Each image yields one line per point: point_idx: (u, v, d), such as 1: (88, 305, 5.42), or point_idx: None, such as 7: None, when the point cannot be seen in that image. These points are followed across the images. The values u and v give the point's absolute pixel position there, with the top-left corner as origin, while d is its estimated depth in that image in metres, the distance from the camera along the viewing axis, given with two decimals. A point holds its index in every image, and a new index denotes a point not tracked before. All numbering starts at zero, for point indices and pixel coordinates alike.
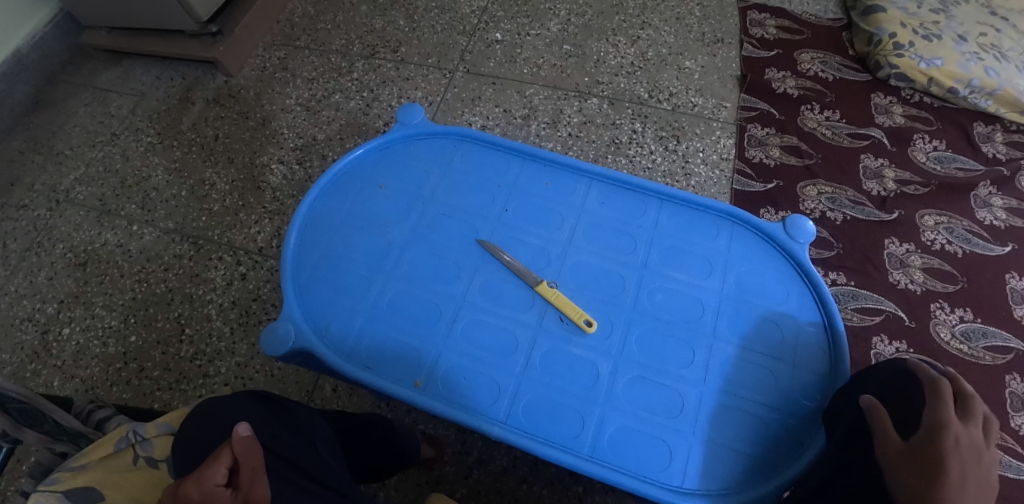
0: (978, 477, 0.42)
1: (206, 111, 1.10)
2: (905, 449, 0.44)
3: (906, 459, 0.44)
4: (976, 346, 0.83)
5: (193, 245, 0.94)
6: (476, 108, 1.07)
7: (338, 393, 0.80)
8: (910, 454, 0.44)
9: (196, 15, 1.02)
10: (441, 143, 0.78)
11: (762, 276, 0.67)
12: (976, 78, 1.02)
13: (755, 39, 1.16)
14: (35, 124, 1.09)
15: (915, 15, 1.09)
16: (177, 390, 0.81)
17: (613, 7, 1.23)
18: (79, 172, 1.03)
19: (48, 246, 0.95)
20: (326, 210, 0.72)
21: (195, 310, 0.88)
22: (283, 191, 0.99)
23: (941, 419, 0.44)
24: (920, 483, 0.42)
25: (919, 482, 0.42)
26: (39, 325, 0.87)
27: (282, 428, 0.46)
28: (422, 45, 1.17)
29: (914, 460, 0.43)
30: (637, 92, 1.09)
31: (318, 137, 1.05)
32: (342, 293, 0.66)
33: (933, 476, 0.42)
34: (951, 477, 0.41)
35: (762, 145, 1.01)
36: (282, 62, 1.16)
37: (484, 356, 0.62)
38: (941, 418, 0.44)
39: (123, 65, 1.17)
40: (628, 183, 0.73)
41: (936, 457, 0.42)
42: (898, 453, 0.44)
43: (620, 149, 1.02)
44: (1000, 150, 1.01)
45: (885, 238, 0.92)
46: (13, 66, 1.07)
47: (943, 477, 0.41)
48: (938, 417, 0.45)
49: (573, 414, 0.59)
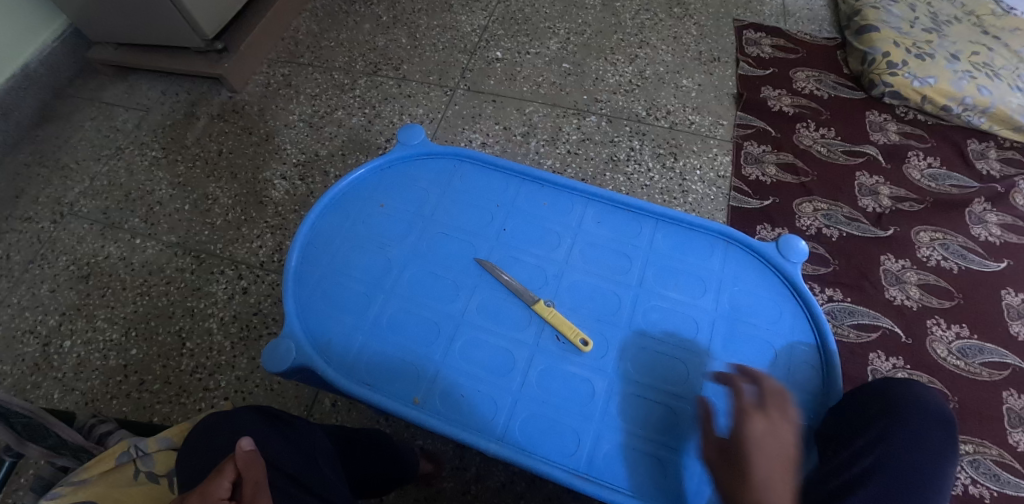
0: (783, 470, 0.47)
1: (210, 126, 1.11)
2: (716, 449, 0.52)
3: (720, 459, 0.51)
4: (973, 363, 0.84)
5: (196, 259, 0.95)
6: (476, 125, 1.09)
7: (337, 408, 0.80)
8: (721, 454, 0.51)
9: (201, 32, 1.04)
10: (441, 163, 0.79)
11: (755, 295, 0.68)
12: (969, 96, 1.04)
13: (751, 58, 1.18)
14: (42, 137, 1.11)
15: (908, 34, 1.11)
16: (177, 403, 0.82)
17: (612, 26, 1.25)
18: (84, 185, 1.05)
19: (52, 258, 0.96)
20: (328, 228, 0.73)
21: (197, 324, 0.89)
22: (285, 206, 1.00)
23: (750, 419, 0.51)
24: (724, 480, 0.49)
25: (724, 476, 0.49)
26: (41, 337, 0.88)
27: (281, 441, 0.47)
28: (424, 63, 1.19)
29: (723, 458, 0.50)
30: (635, 110, 1.11)
31: (320, 153, 1.07)
32: (343, 311, 0.67)
33: (732, 471, 0.49)
34: (744, 468, 0.48)
35: (759, 162, 1.03)
36: (286, 78, 1.18)
37: (482, 374, 0.63)
38: (750, 418, 0.51)
39: (129, 80, 1.19)
40: (624, 203, 0.74)
41: (736, 450, 0.49)
42: (714, 454, 0.52)
43: (619, 166, 1.03)
44: (994, 167, 1.02)
45: (881, 254, 0.93)
46: (22, 80, 1.09)
47: (739, 468, 0.48)
48: (751, 419, 0.51)
49: (568, 431, 0.59)
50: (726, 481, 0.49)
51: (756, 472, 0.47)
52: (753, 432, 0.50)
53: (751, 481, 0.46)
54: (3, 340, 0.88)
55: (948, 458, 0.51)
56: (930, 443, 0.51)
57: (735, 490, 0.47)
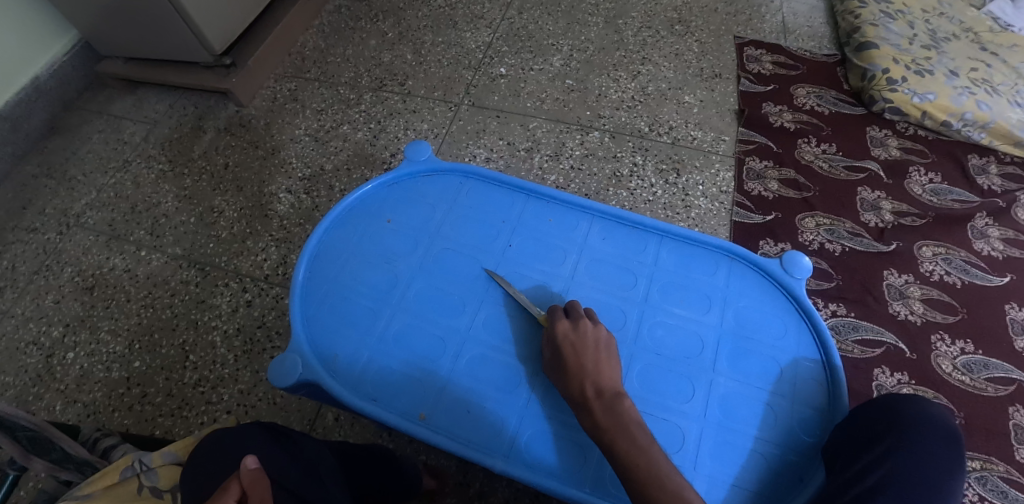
0: (601, 355, 0.58)
1: (217, 139, 1.12)
2: (548, 359, 0.61)
3: (551, 366, 0.60)
4: (978, 378, 0.84)
5: (200, 272, 0.96)
6: (481, 140, 1.10)
7: (340, 422, 0.80)
8: (551, 362, 0.60)
9: (211, 47, 1.06)
10: (447, 179, 0.80)
11: (760, 311, 0.68)
12: (969, 112, 1.05)
13: (752, 74, 1.19)
14: (50, 149, 1.12)
15: (907, 51, 1.12)
16: (179, 416, 0.82)
17: (614, 43, 1.26)
18: (91, 197, 1.05)
19: (57, 270, 0.97)
20: (336, 243, 0.73)
21: (200, 337, 0.89)
22: (289, 220, 1.01)
23: (559, 325, 0.61)
24: (559, 383, 0.58)
25: (557, 377, 0.59)
26: (44, 349, 0.88)
27: (287, 457, 0.47)
28: (429, 79, 1.20)
29: (553, 364, 0.60)
30: (638, 125, 1.12)
31: (325, 167, 1.08)
32: (350, 326, 0.67)
33: (561, 372, 0.58)
34: (569, 367, 0.57)
35: (761, 178, 1.03)
36: (292, 93, 1.19)
37: (487, 389, 0.63)
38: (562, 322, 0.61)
39: (138, 94, 1.20)
40: (629, 220, 0.75)
41: (559, 354, 0.59)
42: (547, 364, 0.61)
43: (622, 182, 1.04)
44: (995, 182, 1.03)
45: (884, 269, 0.93)
46: (32, 93, 1.10)
47: (564, 366, 0.58)
48: (562, 324, 0.61)
49: (575, 448, 0.59)
50: (561, 383, 0.58)
51: (576, 364, 0.57)
52: (565, 336, 0.60)
53: (575, 371, 0.57)
54: (5, 352, 0.88)
55: (956, 476, 0.51)
56: (943, 470, 0.50)
57: (569, 385, 0.57)
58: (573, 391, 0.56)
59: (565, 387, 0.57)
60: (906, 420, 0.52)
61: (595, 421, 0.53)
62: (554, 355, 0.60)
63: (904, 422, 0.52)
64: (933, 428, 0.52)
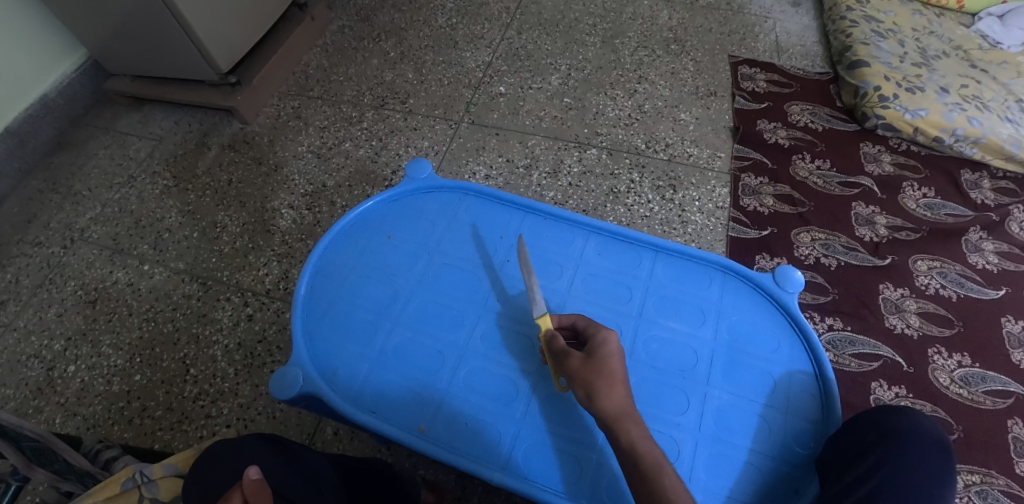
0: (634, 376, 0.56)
1: (221, 156, 1.14)
2: (583, 357, 0.54)
3: (586, 365, 0.54)
4: (976, 391, 0.84)
5: (202, 286, 0.97)
6: (480, 157, 1.12)
7: (339, 436, 0.80)
8: (588, 362, 0.54)
9: (217, 66, 1.09)
10: (446, 196, 0.81)
11: (753, 325, 0.69)
12: (960, 127, 1.07)
13: (747, 92, 1.21)
14: (56, 164, 1.14)
15: (898, 69, 1.14)
16: (178, 430, 0.82)
17: (612, 62, 1.29)
18: (96, 212, 1.07)
19: (60, 283, 0.98)
20: (338, 258, 0.75)
21: (201, 351, 0.89)
22: (291, 235, 1.02)
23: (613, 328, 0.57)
24: (597, 384, 0.52)
25: (596, 377, 0.52)
26: (46, 362, 0.89)
27: (288, 468, 0.48)
28: (430, 97, 1.23)
29: (591, 364, 0.54)
30: (635, 142, 1.14)
31: (327, 184, 1.09)
32: (351, 339, 0.68)
33: (605, 374, 0.52)
34: (617, 373, 0.53)
35: (756, 193, 1.05)
36: (295, 111, 1.22)
37: (485, 402, 0.64)
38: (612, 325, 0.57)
39: (144, 111, 1.23)
40: (625, 235, 0.76)
41: (607, 355, 0.54)
42: (580, 361, 0.54)
43: (619, 198, 1.05)
44: (988, 196, 1.05)
45: (880, 283, 0.94)
46: (40, 110, 1.13)
47: (611, 370, 0.53)
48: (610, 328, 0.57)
49: (571, 460, 0.60)
50: (601, 386, 0.52)
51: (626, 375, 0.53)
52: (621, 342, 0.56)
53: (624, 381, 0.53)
54: (6, 365, 0.89)
55: (949, 477, 0.52)
56: (938, 476, 0.51)
57: (607, 394, 0.51)
58: (606, 404, 0.51)
59: (598, 396, 0.52)
60: (894, 428, 0.53)
61: (633, 441, 0.49)
62: (597, 354, 0.54)
63: (894, 429, 0.53)
64: (924, 433, 0.53)
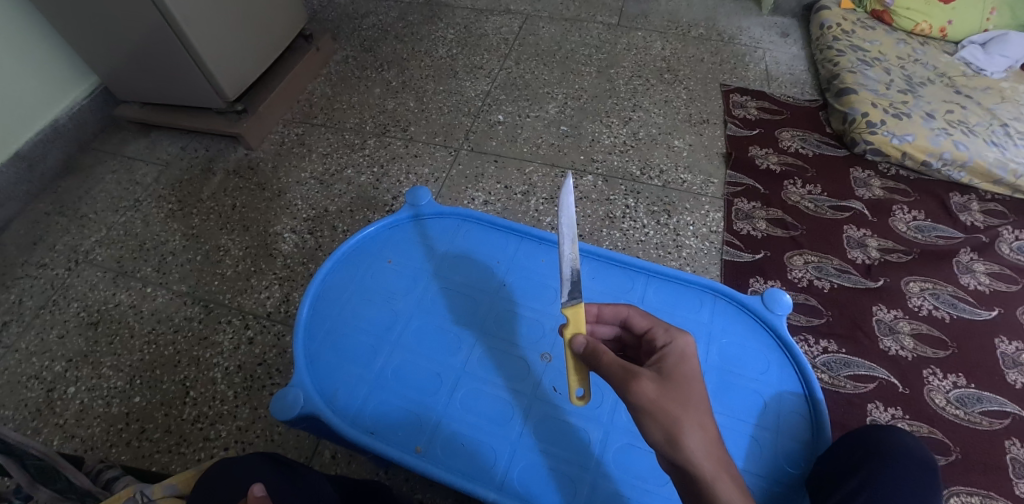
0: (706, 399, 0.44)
1: (226, 182, 1.17)
2: (658, 380, 0.42)
3: (663, 392, 0.41)
4: (972, 412, 0.85)
5: (204, 309, 0.98)
6: (479, 184, 1.14)
7: (337, 460, 0.81)
8: (664, 388, 0.42)
9: (224, 95, 1.12)
10: (444, 222, 0.83)
11: (743, 347, 0.70)
12: (947, 152, 1.10)
13: (738, 119, 1.25)
14: (63, 189, 1.17)
15: (884, 96, 1.18)
16: (176, 453, 0.83)
17: (607, 91, 1.33)
18: (100, 235, 1.10)
19: (63, 304, 1.00)
20: (339, 283, 0.76)
21: (201, 373, 0.91)
22: (293, 259, 1.05)
23: (690, 345, 0.46)
24: (683, 420, 0.40)
25: (681, 411, 0.40)
26: (46, 383, 0.90)
27: (290, 487, 0.49)
28: (430, 125, 1.26)
29: (670, 391, 0.41)
30: (630, 169, 1.17)
31: (329, 209, 1.12)
32: (351, 362, 0.69)
33: (693, 408, 0.40)
34: (703, 405, 0.41)
35: (749, 218, 1.07)
36: (299, 138, 1.25)
37: (482, 423, 0.65)
38: (687, 340, 0.46)
39: (151, 136, 1.27)
40: (617, 260, 0.78)
41: (688, 381, 0.42)
42: (654, 385, 0.42)
43: (614, 222, 1.08)
44: (977, 218, 1.07)
45: (873, 305, 0.96)
46: (51, 135, 1.16)
47: (694, 398, 0.41)
48: (684, 344, 0.46)
49: (565, 479, 0.61)
50: (689, 425, 0.40)
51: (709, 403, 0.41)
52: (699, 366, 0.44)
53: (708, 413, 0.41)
54: (7, 386, 0.90)
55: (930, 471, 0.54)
56: (918, 497, 0.51)
57: (695, 438, 0.39)
58: (696, 452, 0.39)
59: (683, 439, 0.39)
60: (867, 455, 0.54)
61: None
62: (671, 377, 0.43)
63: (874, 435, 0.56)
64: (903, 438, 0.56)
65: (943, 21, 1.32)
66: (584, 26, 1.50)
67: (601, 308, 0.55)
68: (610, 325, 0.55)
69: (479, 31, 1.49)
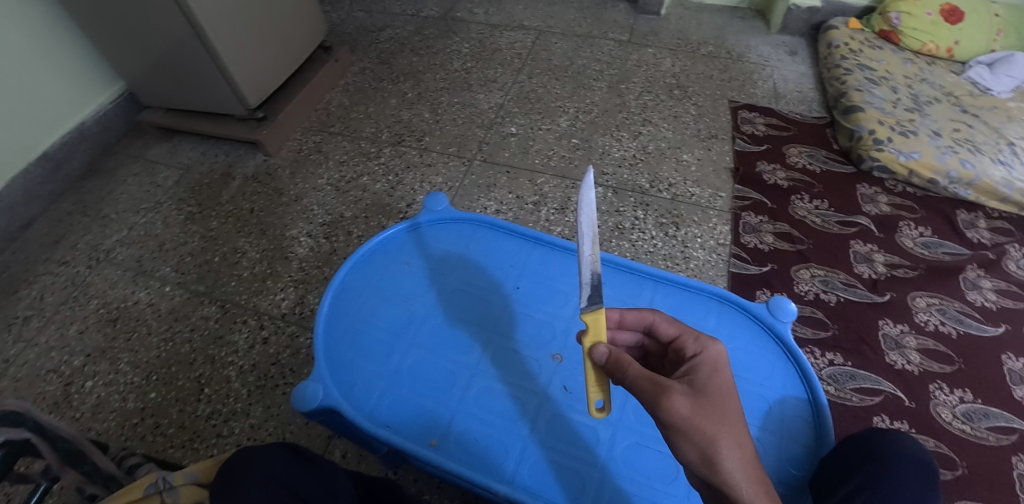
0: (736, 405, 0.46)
1: (244, 186, 1.21)
2: (690, 396, 0.43)
3: (697, 409, 0.42)
4: (979, 427, 0.85)
5: (221, 308, 1.01)
6: (491, 193, 1.17)
7: (346, 459, 0.83)
8: (698, 404, 0.43)
9: (246, 102, 1.16)
10: (460, 227, 0.85)
11: (749, 352, 0.72)
12: (953, 170, 1.11)
13: (746, 135, 1.27)
14: (86, 189, 1.21)
15: (891, 114, 1.20)
16: (189, 448, 0.85)
17: (617, 105, 1.36)
18: (122, 234, 1.13)
19: (83, 301, 1.03)
20: (358, 282, 0.78)
21: (216, 371, 0.93)
22: (308, 262, 1.07)
23: (721, 354, 0.47)
24: (719, 440, 0.41)
25: (717, 429, 0.42)
26: (64, 377, 0.93)
27: (307, 475, 0.50)
28: (444, 135, 1.30)
29: (703, 408, 0.43)
30: (639, 182, 1.19)
31: (344, 214, 1.15)
32: (368, 359, 0.71)
33: (728, 426, 0.42)
34: (736, 421, 0.42)
35: (756, 231, 1.09)
36: (317, 145, 1.29)
37: (494, 420, 0.67)
38: (718, 349, 0.48)
39: (173, 141, 1.31)
40: (628, 266, 0.80)
41: (721, 396, 0.43)
42: (687, 402, 0.43)
43: (623, 233, 1.09)
44: (984, 235, 1.08)
45: (879, 318, 0.97)
46: (76, 137, 1.20)
47: (727, 414, 0.42)
48: (716, 353, 0.47)
49: (573, 476, 0.62)
50: (725, 445, 0.41)
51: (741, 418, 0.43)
52: (730, 376, 0.45)
53: (739, 426, 0.42)
54: (26, 379, 0.92)
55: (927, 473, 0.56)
56: (912, 484, 0.54)
57: (731, 458, 0.41)
58: (732, 473, 0.40)
59: (719, 459, 0.41)
60: (873, 452, 0.56)
61: None
62: (704, 391, 0.44)
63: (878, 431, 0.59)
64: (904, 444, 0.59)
65: (950, 42, 1.35)
66: (596, 42, 1.54)
67: (624, 314, 0.57)
68: (632, 332, 0.57)
69: (493, 46, 1.53)
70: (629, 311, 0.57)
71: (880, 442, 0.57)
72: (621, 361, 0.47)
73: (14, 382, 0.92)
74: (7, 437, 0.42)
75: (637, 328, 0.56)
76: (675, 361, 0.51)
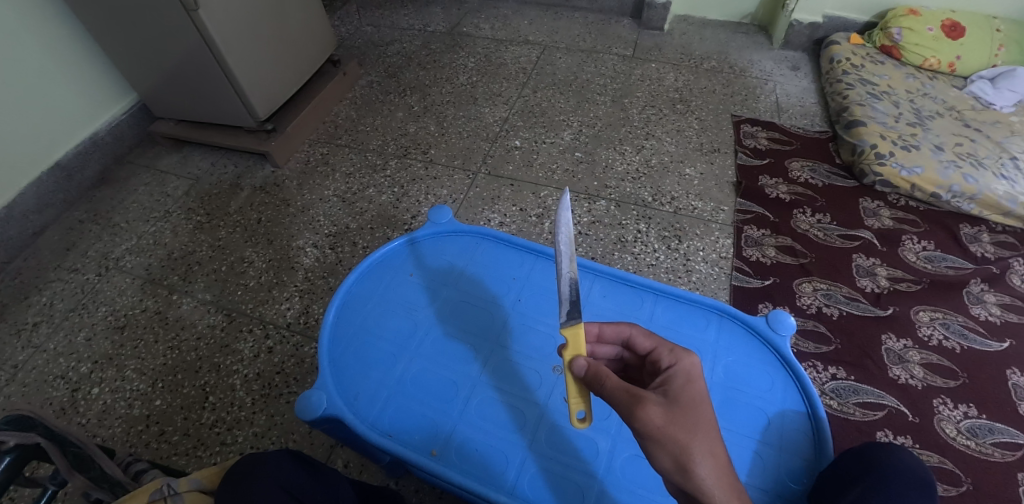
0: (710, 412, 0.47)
1: (252, 197, 1.23)
2: (664, 406, 0.44)
3: (671, 419, 0.43)
4: (984, 443, 0.84)
5: (226, 317, 1.02)
6: (495, 206, 1.18)
7: (349, 468, 0.83)
8: (671, 413, 0.44)
9: (255, 115, 1.18)
10: (464, 239, 0.86)
11: (748, 366, 0.72)
12: (956, 184, 1.12)
13: (749, 149, 1.28)
14: (98, 198, 1.23)
15: (894, 128, 1.21)
16: (193, 455, 0.86)
17: (620, 120, 1.38)
18: (131, 242, 1.15)
19: (92, 308, 1.04)
20: (363, 293, 0.80)
21: (221, 379, 0.94)
22: (314, 272, 1.09)
23: (695, 366, 0.47)
24: (692, 448, 0.42)
25: (690, 438, 0.42)
26: (71, 383, 0.94)
27: (310, 482, 0.51)
28: (449, 148, 1.32)
29: (677, 418, 0.43)
30: (642, 195, 1.20)
31: (350, 226, 1.16)
32: (372, 368, 0.72)
33: (701, 435, 0.43)
34: (709, 429, 0.43)
35: (759, 244, 1.09)
36: (324, 157, 1.31)
37: (494, 429, 0.67)
38: (692, 360, 0.48)
39: (183, 152, 1.33)
40: (628, 279, 0.81)
41: (695, 406, 0.44)
42: (661, 412, 0.44)
43: (626, 246, 1.10)
44: (988, 250, 1.08)
45: (882, 333, 0.96)
46: (89, 147, 1.23)
47: (701, 423, 0.43)
48: (689, 365, 0.48)
49: (573, 487, 0.63)
50: (698, 452, 0.42)
51: (714, 427, 0.44)
52: (704, 386, 0.46)
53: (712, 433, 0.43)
54: (34, 385, 0.94)
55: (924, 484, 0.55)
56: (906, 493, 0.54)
57: (705, 465, 0.42)
58: (706, 480, 0.41)
59: (693, 466, 0.42)
60: (866, 463, 0.56)
61: None
62: (679, 401, 0.45)
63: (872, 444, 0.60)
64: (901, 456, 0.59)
65: (951, 57, 1.36)
66: (600, 57, 1.56)
67: (602, 328, 0.57)
68: (612, 346, 0.57)
69: (499, 60, 1.55)
70: (608, 325, 0.57)
71: (872, 451, 0.57)
72: (602, 376, 0.47)
73: (23, 388, 0.93)
74: (18, 441, 0.43)
75: (616, 342, 0.57)
76: (652, 373, 0.52)
